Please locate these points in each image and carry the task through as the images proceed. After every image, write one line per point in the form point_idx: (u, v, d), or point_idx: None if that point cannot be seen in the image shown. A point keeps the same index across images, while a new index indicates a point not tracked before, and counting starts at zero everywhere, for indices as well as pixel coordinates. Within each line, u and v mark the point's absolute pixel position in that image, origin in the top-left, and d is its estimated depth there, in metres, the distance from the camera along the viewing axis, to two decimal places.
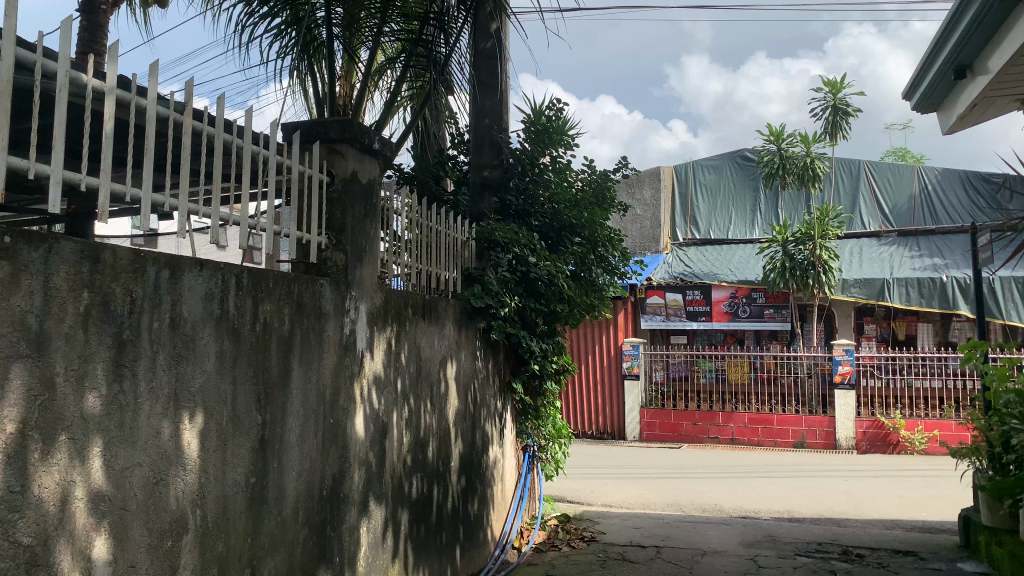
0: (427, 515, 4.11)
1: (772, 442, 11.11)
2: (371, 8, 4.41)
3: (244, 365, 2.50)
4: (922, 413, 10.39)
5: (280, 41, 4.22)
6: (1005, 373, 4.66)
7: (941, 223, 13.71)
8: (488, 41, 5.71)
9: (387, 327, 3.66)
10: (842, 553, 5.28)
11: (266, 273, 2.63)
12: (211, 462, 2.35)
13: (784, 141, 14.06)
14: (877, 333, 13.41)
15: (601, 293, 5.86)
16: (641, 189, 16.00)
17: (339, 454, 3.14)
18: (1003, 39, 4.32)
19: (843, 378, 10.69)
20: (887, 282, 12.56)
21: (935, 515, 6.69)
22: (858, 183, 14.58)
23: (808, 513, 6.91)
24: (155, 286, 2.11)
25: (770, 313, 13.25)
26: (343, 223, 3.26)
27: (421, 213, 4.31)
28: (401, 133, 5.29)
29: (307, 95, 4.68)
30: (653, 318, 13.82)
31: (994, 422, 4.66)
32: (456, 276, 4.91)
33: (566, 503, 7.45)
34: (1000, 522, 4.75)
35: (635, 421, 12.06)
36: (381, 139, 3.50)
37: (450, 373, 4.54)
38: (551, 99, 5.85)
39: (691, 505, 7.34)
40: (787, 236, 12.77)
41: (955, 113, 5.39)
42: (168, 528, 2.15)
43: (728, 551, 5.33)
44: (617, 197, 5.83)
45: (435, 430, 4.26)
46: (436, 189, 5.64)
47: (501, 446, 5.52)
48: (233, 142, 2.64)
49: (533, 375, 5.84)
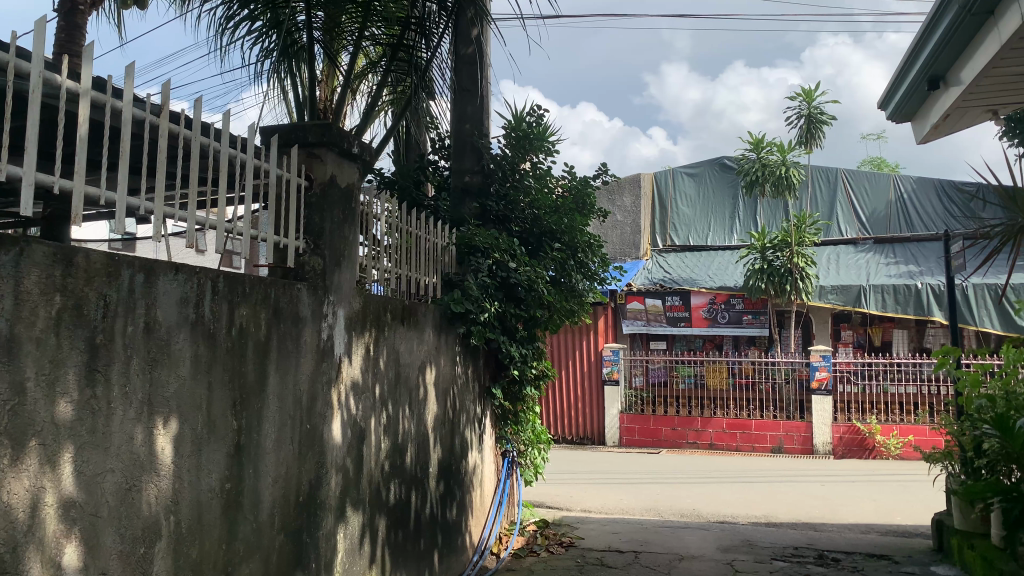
0: (405, 521, 4.09)
1: (750, 448, 11.17)
2: (353, 10, 4.42)
3: (220, 371, 2.48)
4: (898, 418, 10.48)
5: (261, 45, 4.21)
6: (978, 378, 4.73)
7: (916, 231, 13.87)
8: (469, 47, 5.84)
9: (365, 333, 3.64)
10: (818, 558, 5.32)
11: (243, 277, 2.61)
12: (186, 467, 2.33)
13: (763, 149, 14.17)
14: (854, 339, 13.53)
15: (581, 298, 5.88)
16: (621, 198, 16.22)
17: (316, 460, 3.12)
18: (976, 51, 4.40)
19: (820, 384, 10.81)
20: (864, 289, 12.72)
21: (908, 519, 6.77)
22: (835, 191, 14.77)
23: (785, 518, 6.94)
24: (130, 289, 2.10)
25: (748, 319, 13.35)
26: (321, 228, 3.26)
27: (401, 217, 4.30)
28: (383, 138, 5.31)
29: (287, 99, 4.63)
30: (634, 323, 13.92)
31: (967, 426, 4.72)
32: (436, 281, 4.91)
33: (545, 509, 7.46)
34: (972, 525, 4.80)
35: (614, 427, 12.12)
36: (360, 143, 3.49)
37: (429, 379, 4.53)
38: (531, 105, 5.85)
39: (670, 510, 7.37)
40: (765, 243, 12.85)
41: (930, 122, 5.46)
42: (141, 535, 2.13)
43: (706, 556, 5.36)
44: (597, 202, 5.81)
45: (413, 436, 4.25)
46: (416, 194, 5.63)
47: (480, 451, 5.52)
48: (210, 145, 2.61)
49: (512, 381, 5.87)
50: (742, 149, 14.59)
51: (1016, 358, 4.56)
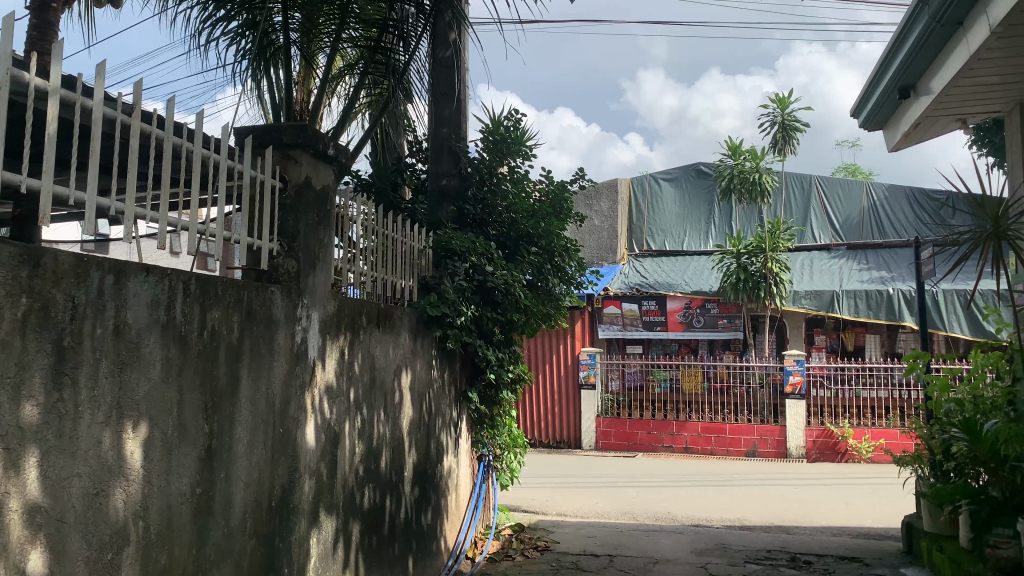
0: (379, 526, 4.07)
1: (724, 451, 11.24)
2: (331, 12, 4.38)
3: (191, 374, 2.46)
4: (870, 422, 10.61)
5: (237, 45, 4.18)
6: (947, 383, 4.77)
7: (888, 237, 14.09)
8: (447, 50, 5.80)
9: (340, 336, 3.62)
10: (791, 561, 5.36)
11: (216, 280, 2.58)
12: (155, 472, 2.29)
13: (739, 155, 14.32)
14: (827, 344, 13.66)
15: (558, 302, 5.89)
16: (598, 202, 16.24)
17: (289, 465, 3.10)
18: (945, 61, 4.48)
19: (794, 389, 10.89)
20: (836, 294, 12.86)
21: (879, 522, 6.84)
22: (809, 197, 14.93)
23: (759, 522, 7.00)
24: (99, 291, 2.07)
25: (723, 324, 13.46)
26: (296, 230, 3.24)
27: (378, 220, 4.29)
28: (359, 140, 5.28)
29: (263, 101, 4.58)
30: (610, 327, 13.97)
31: (937, 430, 4.78)
32: (413, 284, 4.89)
33: (521, 513, 7.45)
34: (941, 528, 4.86)
35: (591, 430, 12.14)
36: (336, 145, 3.48)
37: (404, 383, 4.51)
38: (509, 109, 5.83)
39: (645, 514, 7.40)
40: (740, 249, 12.94)
41: (900, 131, 5.56)
42: (108, 540, 2.09)
43: (680, 559, 5.38)
44: (574, 207, 5.82)
45: (388, 440, 4.23)
46: (393, 196, 5.59)
47: (456, 455, 5.50)
48: (183, 145, 2.58)
49: (489, 385, 5.86)
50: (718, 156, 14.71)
51: (984, 363, 4.64)
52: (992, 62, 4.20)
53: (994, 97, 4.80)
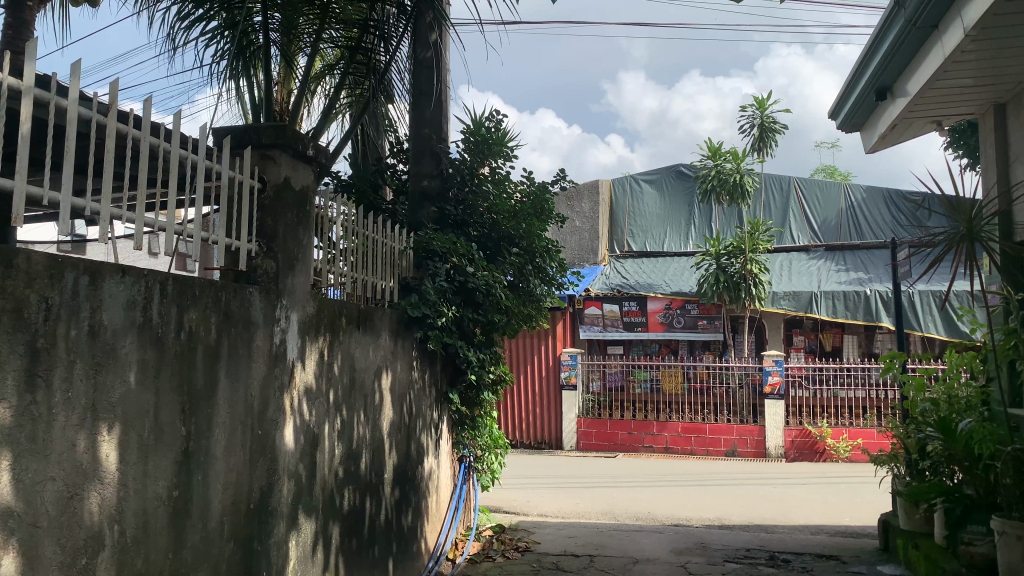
0: (359, 528, 4.05)
1: (704, 451, 11.30)
2: (311, 13, 4.35)
3: (168, 376, 2.43)
4: (847, 422, 10.72)
5: (216, 46, 4.15)
6: (922, 382, 4.82)
7: (865, 238, 14.24)
8: (428, 51, 5.77)
9: (319, 337, 3.60)
10: (770, 559, 5.41)
11: (193, 281, 2.56)
12: (131, 475, 2.27)
13: (719, 157, 14.41)
14: (805, 344, 13.77)
15: (539, 303, 5.88)
16: (580, 203, 16.27)
17: (267, 467, 3.08)
18: (920, 65, 4.54)
19: (773, 389, 10.97)
20: (815, 295, 12.97)
21: (857, 520, 6.91)
22: (788, 199, 15.05)
23: (738, 521, 7.04)
24: (74, 292, 2.05)
25: (703, 325, 13.53)
26: (275, 231, 3.22)
27: (358, 220, 4.27)
28: (340, 141, 5.26)
29: (242, 101, 4.55)
30: (591, 328, 14.01)
31: (912, 429, 4.82)
32: (393, 285, 4.87)
33: (502, 513, 7.45)
34: (916, 526, 4.92)
35: (572, 431, 12.17)
36: (316, 146, 3.46)
37: (384, 384, 4.49)
38: (490, 109, 5.82)
39: (626, 514, 7.42)
40: (720, 250, 13.01)
41: (877, 132, 5.62)
42: (83, 544, 2.07)
43: (660, 559, 5.40)
44: (555, 208, 5.82)
45: (368, 442, 4.21)
46: (374, 197, 5.57)
47: (436, 456, 5.49)
48: (159, 145, 2.55)
49: (470, 386, 5.86)
50: (698, 157, 14.79)
51: (959, 363, 4.69)
52: (966, 65, 4.26)
53: (969, 100, 4.87)
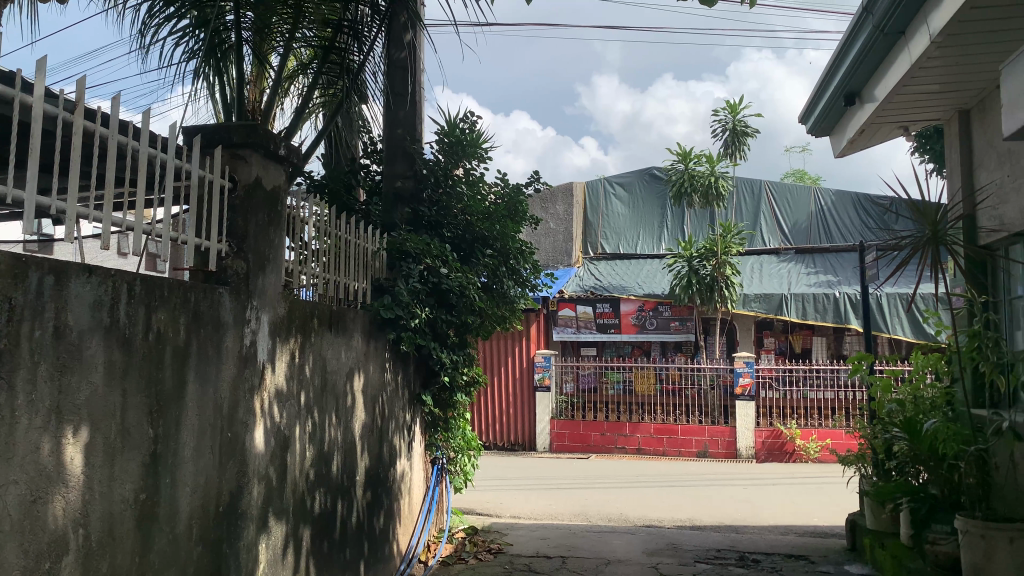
0: (331, 531, 4.02)
1: (676, 452, 11.37)
2: (284, 12, 4.32)
3: (135, 377, 2.40)
4: (817, 423, 10.86)
5: (185, 45, 4.09)
6: (889, 384, 4.90)
7: (835, 242, 14.46)
8: (402, 51, 5.74)
9: (290, 339, 3.56)
10: (740, 559, 5.45)
11: (162, 281, 2.53)
12: (97, 478, 2.23)
13: (691, 161, 14.49)
14: (776, 346, 13.92)
15: (513, 305, 5.89)
16: (554, 205, 16.31)
17: (237, 469, 3.04)
18: (888, 70, 4.62)
19: (743, 390, 11.07)
20: (785, 297, 13.11)
21: (825, 521, 7.00)
22: (759, 202, 15.22)
23: (708, 522, 7.10)
24: (38, 292, 2.01)
25: (675, 326, 13.62)
26: (245, 231, 3.19)
27: (331, 221, 4.25)
28: (313, 141, 5.23)
29: (214, 99, 4.50)
30: (564, 330, 14.03)
31: (879, 430, 4.89)
32: (366, 287, 4.84)
33: (474, 515, 7.44)
34: (882, 525, 5.00)
35: (545, 433, 12.19)
36: (287, 145, 3.44)
37: (356, 386, 4.47)
38: (464, 111, 5.81)
39: (598, 515, 7.45)
40: (692, 252, 13.10)
41: (846, 136, 5.71)
42: (47, 549, 2.03)
43: (632, 560, 5.43)
44: (529, 210, 5.84)
45: (340, 444, 4.19)
46: (347, 198, 5.54)
47: (409, 459, 5.46)
48: (128, 143, 2.51)
49: (443, 388, 5.84)
50: (670, 161, 14.87)
51: (924, 364, 4.76)
52: (932, 71, 4.33)
53: (935, 105, 4.96)
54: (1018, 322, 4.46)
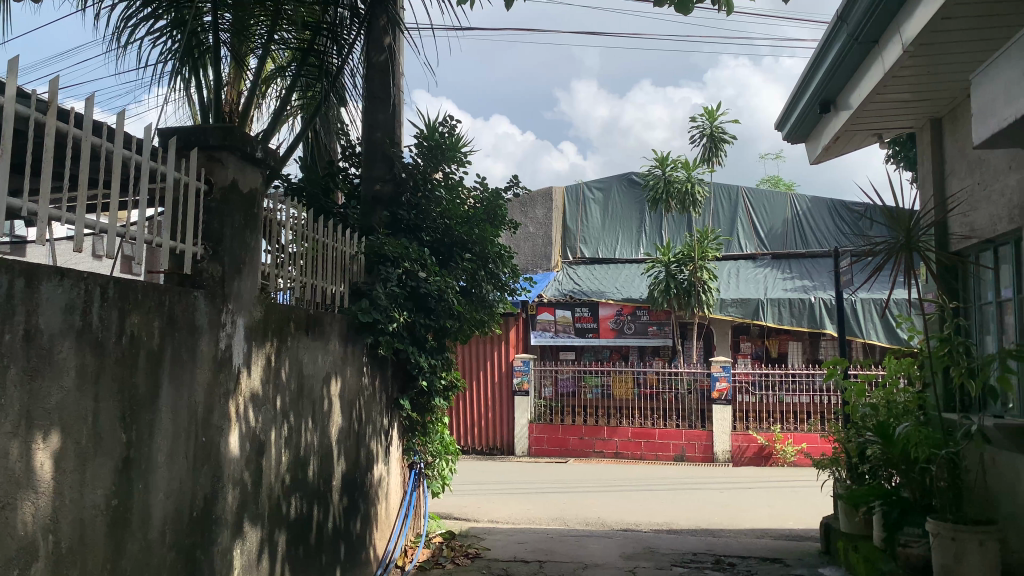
0: (306, 536, 3.99)
1: (654, 456, 11.42)
2: (262, 13, 4.29)
3: (108, 381, 2.37)
4: (792, 426, 10.95)
5: (162, 45, 4.06)
6: (863, 388, 4.96)
7: (810, 247, 14.60)
8: (381, 55, 5.72)
9: (266, 342, 3.54)
10: (715, 563, 5.48)
11: (136, 284, 2.50)
12: (67, 484, 2.20)
13: (668, 166, 14.57)
14: (752, 351, 14.03)
15: (491, 309, 5.89)
16: (534, 210, 16.35)
17: (211, 475, 3.01)
18: (862, 77, 4.68)
19: (720, 395, 11.13)
20: (761, 302, 13.20)
21: (800, 524, 7.06)
22: (736, 207, 15.34)
23: (686, 525, 7.13)
24: (8, 295, 1.99)
25: (653, 330, 13.70)
26: (220, 234, 3.17)
27: (308, 225, 4.23)
28: (291, 143, 5.19)
29: (191, 101, 4.47)
30: (542, 333, 13.99)
31: (853, 434, 4.95)
32: (344, 290, 4.82)
33: (452, 520, 7.42)
34: (856, 528, 5.04)
35: (524, 437, 12.20)
36: (264, 148, 3.42)
37: (333, 391, 4.45)
38: (443, 115, 5.79)
39: (576, 519, 7.46)
40: (670, 257, 13.17)
41: (821, 143, 5.79)
42: (15, 556, 2.00)
43: (609, 564, 5.44)
44: (508, 214, 5.83)
45: (316, 449, 4.16)
46: (326, 202, 5.49)
47: (386, 463, 5.44)
48: (102, 145, 2.47)
49: (421, 392, 5.81)
50: (648, 166, 14.94)
51: (897, 368, 4.82)
52: (905, 80, 4.40)
53: (908, 114, 5.04)
54: (987, 327, 4.53)
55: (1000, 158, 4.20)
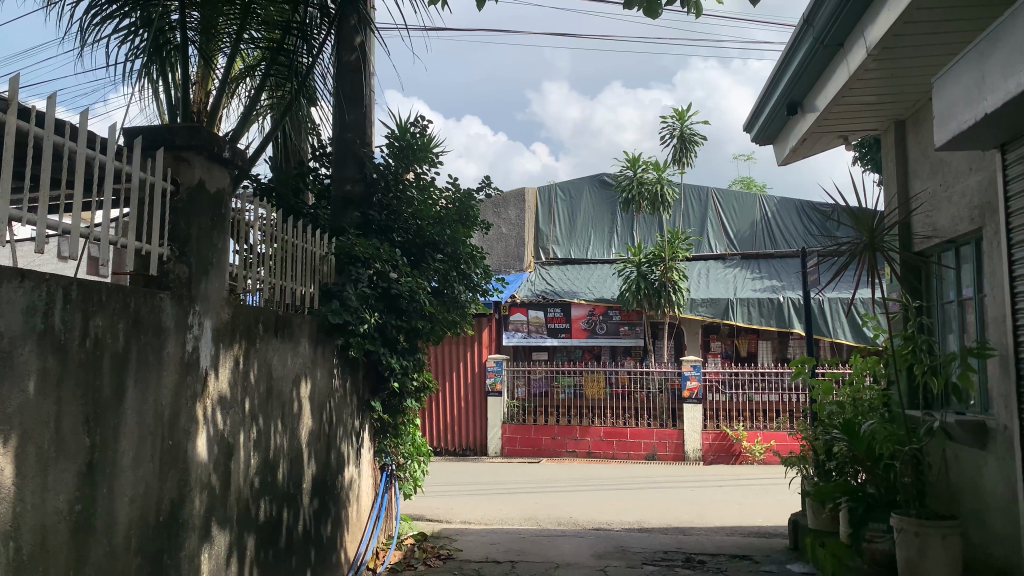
0: (276, 539, 3.96)
1: (625, 455, 11.49)
2: (230, 12, 4.19)
3: (71, 386, 2.33)
4: (762, 424, 11.04)
5: (129, 44, 4.02)
6: (830, 386, 5.00)
7: (779, 248, 14.79)
8: (352, 54, 5.73)
9: (234, 345, 3.50)
10: (686, 561, 5.53)
11: (99, 285, 2.46)
12: (28, 490, 2.16)
13: (639, 167, 14.69)
14: (722, 350, 14.19)
15: (463, 309, 5.89)
16: (506, 210, 16.39)
17: (178, 478, 2.98)
18: (828, 80, 4.75)
19: (691, 393, 11.22)
20: (731, 302, 13.31)
21: (769, 521, 7.15)
22: (706, 209, 15.50)
23: (657, 523, 7.19)
24: None
25: (625, 330, 13.81)
26: (187, 234, 3.12)
27: (277, 225, 4.20)
28: (259, 144, 5.14)
29: (158, 101, 4.41)
30: (514, 334, 13.97)
31: (820, 432, 5.01)
32: (314, 291, 4.78)
33: (425, 522, 7.39)
34: (823, 524, 5.12)
35: (496, 437, 12.18)
36: (231, 147, 3.39)
37: (303, 392, 4.41)
38: (414, 115, 5.77)
39: (548, 519, 7.48)
40: (641, 258, 13.26)
41: (788, 145, 5.87)
42: None
43: (580, 563, 5.46)
44: (480, 214, 5.84)
45: (286, 451, 4.13)
46: (295, 202, 5.39)
47: (357, 466, 5.42)
48: (63, 144, 2.41)
49: (392, 394, 5.79)
50: (619, 167, 15.03)
51: (863, 366, 4.88)
52: (870, 82, 4.46)
53: (873, 116, 5.11)
54: (950, 325, 4.61)
55: (961, 160, 4.29)
